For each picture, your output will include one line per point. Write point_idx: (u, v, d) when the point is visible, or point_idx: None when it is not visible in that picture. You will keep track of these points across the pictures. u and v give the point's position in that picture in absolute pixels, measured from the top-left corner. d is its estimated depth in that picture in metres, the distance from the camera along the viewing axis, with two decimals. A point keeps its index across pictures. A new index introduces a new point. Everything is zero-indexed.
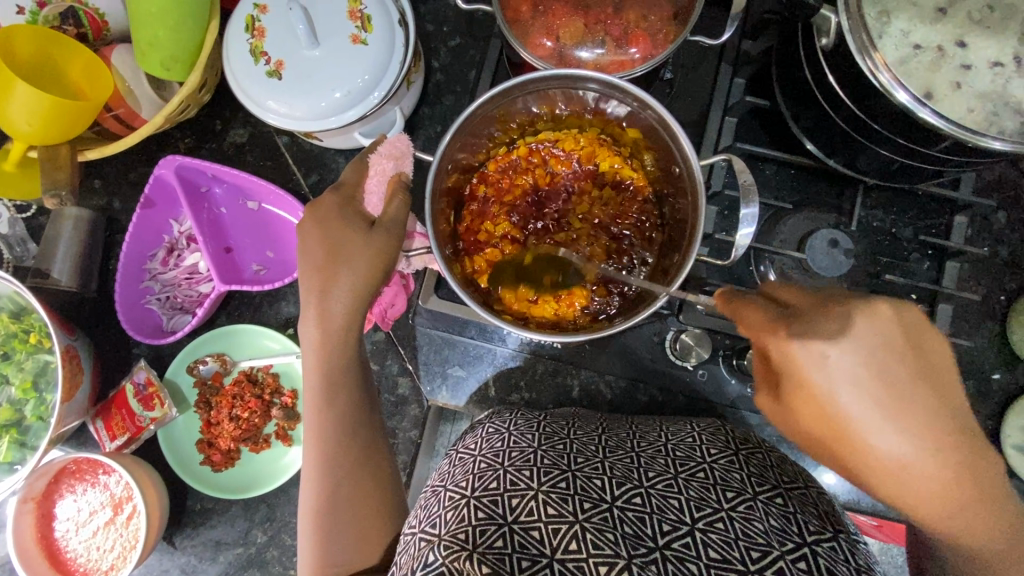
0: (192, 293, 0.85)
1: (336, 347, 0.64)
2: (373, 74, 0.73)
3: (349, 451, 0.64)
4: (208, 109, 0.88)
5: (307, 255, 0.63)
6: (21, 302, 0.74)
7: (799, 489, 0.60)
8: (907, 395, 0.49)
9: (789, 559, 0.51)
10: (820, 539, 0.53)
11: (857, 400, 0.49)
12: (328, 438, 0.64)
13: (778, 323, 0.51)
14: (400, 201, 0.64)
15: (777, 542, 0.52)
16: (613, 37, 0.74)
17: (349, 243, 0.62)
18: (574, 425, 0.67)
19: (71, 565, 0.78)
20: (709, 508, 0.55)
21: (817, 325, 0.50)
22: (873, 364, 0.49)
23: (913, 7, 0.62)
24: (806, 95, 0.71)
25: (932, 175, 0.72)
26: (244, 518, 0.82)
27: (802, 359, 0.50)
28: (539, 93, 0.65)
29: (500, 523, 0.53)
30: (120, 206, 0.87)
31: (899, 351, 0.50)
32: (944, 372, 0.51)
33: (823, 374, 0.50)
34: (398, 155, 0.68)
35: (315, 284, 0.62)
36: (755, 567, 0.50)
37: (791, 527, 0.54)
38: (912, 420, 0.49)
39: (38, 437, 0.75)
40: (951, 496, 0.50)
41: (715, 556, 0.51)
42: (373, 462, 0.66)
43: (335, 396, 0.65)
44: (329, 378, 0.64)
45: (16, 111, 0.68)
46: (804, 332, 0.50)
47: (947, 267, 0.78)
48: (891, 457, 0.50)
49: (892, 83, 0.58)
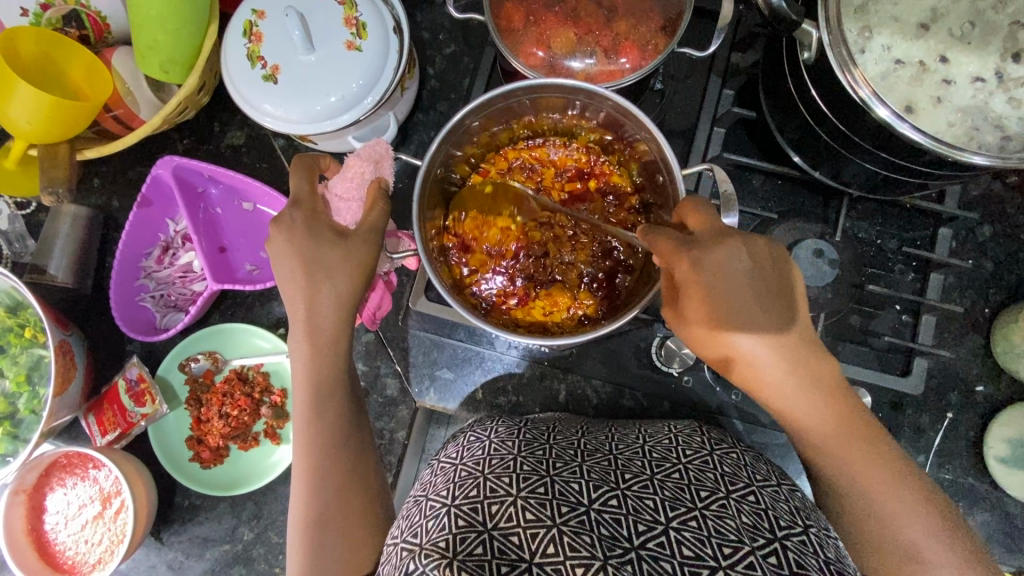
0: (186, 291, 0.86)
1: (324, 350, 0.65)
2: (367, 80, 0.74)
3: (336, 454, 0.65)
4: (207, 112, 0.90)
5: (285, 265, 0.63)
6: (18, 297, 0.76)
7: (771, 486, 0.60)
8: (772, 309, 0.58)
9: (759, 554, 0.51)
10: (790, 533, 0.54)
11: (741, 322, 0.57)
12: (312, 441, 0.64)
13: (682, 247, 0.57)
14: (381, 206, 0.66)
15: (749, 538, 0.53)
16: (603, 48, 0.75)
17: (330, 252, 0.63)
18: (555, 430, 0.68)
19: (60, 558, 0.78)
20: (683, 507, 0.55)
21: (709, 246, 0.57)
22: (753, 282, 0.57)
23: (895, 22, 0.63)
24: (790, 107, 0.72)
25: (917, 187, 0.72)
26: (231, 515, 0.83)
27: (694, 270, 0.57)
28: (527, 100, 0.66)
29: (480, 531, 0.54)
30: (117, 205, 0.88)
31: (767, 275, 0.58)
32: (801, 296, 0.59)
33: (708, 288, 0.57)
34: (377, 158, 0.70)
35: (299, 292, 0.63)
36: (727, 562, 0.51)
37: (762, 523, 0.54)
38: (773, 333, 0.58)
39: (30, 430, 0.76)
40: (809, 397, 0.58)
41: (688, 554, 0.51)
42: (360, 468, 0.66)
43: (323, 399, 0.65)
44: (313, 380, 0.65)
45: (17, 111, 0.69)
46: (702, 251, 0.57)
47: (931, 279, 0.79)
48: (757, 360, 0.58)
49: (871, 98, 0.60)
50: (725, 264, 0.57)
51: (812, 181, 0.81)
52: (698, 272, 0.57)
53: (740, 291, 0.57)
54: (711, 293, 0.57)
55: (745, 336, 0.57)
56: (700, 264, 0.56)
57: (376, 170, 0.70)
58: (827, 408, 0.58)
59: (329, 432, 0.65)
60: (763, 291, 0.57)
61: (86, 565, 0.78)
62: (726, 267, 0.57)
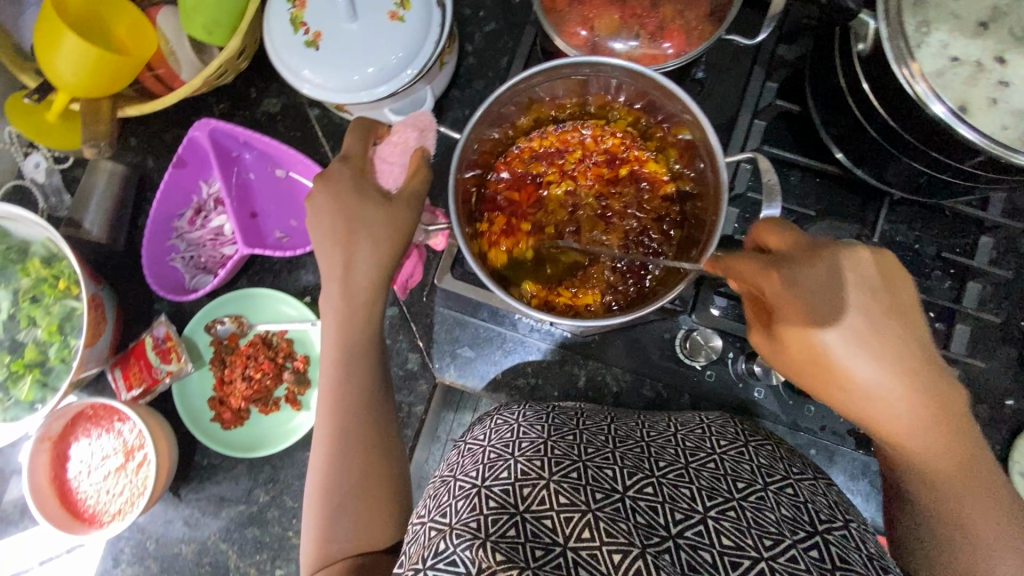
0: (216, 254, 0.87)
1: (358, 319, 0.66)
2: (408, 52, 0.74)
3: (362, 421, 0.66)
4: (244, 77, 0.90)
5: (326, 225, 0.64)
6: (54, 248, 0.77)
7: (807, 479, 0.62)
8: (887, 331, 0.55)
9: (801, 547, 0.53)
10: (831, 527, 0.56)
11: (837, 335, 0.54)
12: (342, 405, 0.65)
13: (769, 266, 0.55)
14: (424, 173, 0.66)
15: (790, 531, 0.54)
16: (648, 31, 0.74)
17: (371, 213, 0.64)
18: (583, 415, 0.69)
19: (81, 506, 0.80)
20: (721, 498, 0.57)
21: (801, 266, 0.54)
22: (852, 300, 0.55)
23: (954, 19, 0.61)
24: (839, 102, 0.71)
25: (960, 191, 0.71)
26: (248, 476, 0.84)
27: (788, 289, 0.54)
28: (568, 79, 0.66)
29: (512, 513, 0.54)
30: (153, 165, 0.89)
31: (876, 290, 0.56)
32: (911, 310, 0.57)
33: (813, 308, 0.55)
34: (421, 127, 0.69)
35: (338, 254, 0.64)
36: (769, 554, 0.52)
37: (802, 516, 0.56)
38: (876, 352, 0.55)
39: (60, 378, 0.78)
40: (913, 420, 0.56)
41: (728, 544, 0.52)
42: (383, 436, 0.67)
43: (353, 365, 0.66)
44: (349, 346, 0.66)
45: (63, 62, 0.70)
46: (798, 271, 0.54)
47: (968, 288, 0.77)
48: (859, 378, 0.56)
49: (928, 94, 0.58)
50: (824, 280, 0.55)
51: (852, 180, 0.79)
52: (796, 295, 0.54)
53: (836, 308, 0.55)
54: (814, 311, 0.55)
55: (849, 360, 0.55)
56: (793, 283, 0.54)
57: (419, 138, 0.69)
58: (931, 430, 0.56)
59: (360, 398, 0.66)
60: (863, 307, 0.55)
61: (105, 515, 0.80)
62: (823, 284, 0.55)
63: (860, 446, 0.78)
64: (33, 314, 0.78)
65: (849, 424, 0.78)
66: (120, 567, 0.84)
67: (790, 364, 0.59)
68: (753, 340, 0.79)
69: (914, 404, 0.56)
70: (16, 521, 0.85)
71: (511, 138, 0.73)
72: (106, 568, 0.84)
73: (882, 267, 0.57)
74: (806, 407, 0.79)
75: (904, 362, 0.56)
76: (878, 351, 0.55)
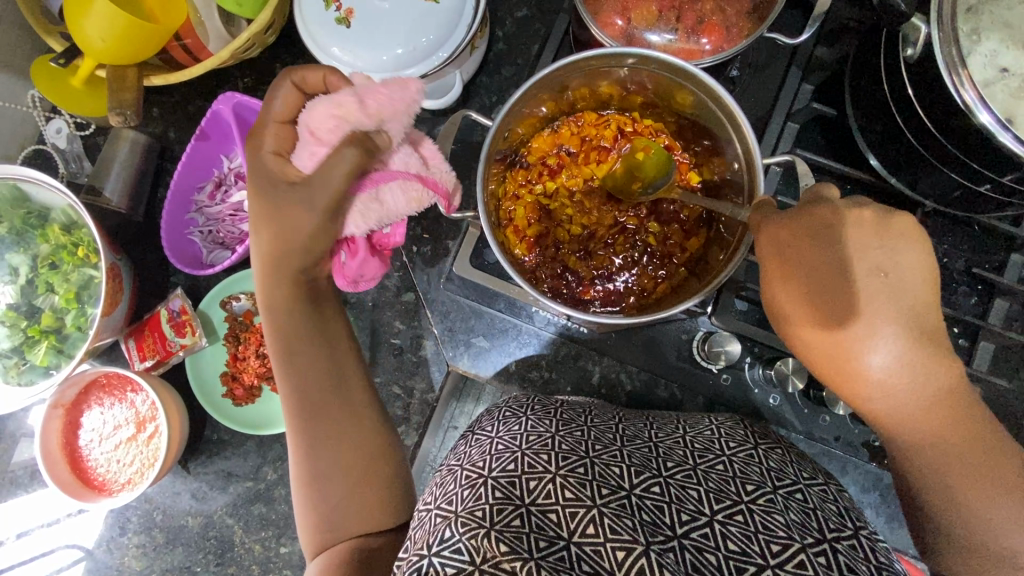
0: (234, 230, 0.86)
1: (289, 313, 0.65)
2: (439, 34, 0.72)
3: (324, 410, 0.64)
4: (270, 52, 0.89)
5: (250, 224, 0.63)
6: (74, 216, 0.77)
7: (818, 485, 0.61)
8: (880, 298, 0.57)
9: (810, 552, 0.52)
10: (840, 537, 0.55)
11: (845, 308, 0.57)
12: (296, 399, 0.64)
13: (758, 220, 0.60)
14: (347, 150, 0.56)
15: (800, 535, 0.53)
16: (685, 25, 0.72)
17: (281, 212, 0.60)
18: (592, 412, 0.68)
19: (90, 474, 0.80)
20: (729, 501, 0.56)
21: (787, 221, 0.59)
22: (859, 269, 0.57)
23: (1007, 28, 0.59)
24: (881, 109, 0.69)
25: (997, 208, 0.69)
26: (257, 454, 0.84)
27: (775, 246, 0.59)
28: (610, 68, 0.64)
29: (518, 505, 0.54)
30: (174, 137, 0.88)
31: (874, 256, 0.57)
32: (909, 279, 0.58)
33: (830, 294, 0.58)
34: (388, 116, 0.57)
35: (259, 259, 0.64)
36: (775, 561, 0.51)
37: (812, 523, 0.55)
38: (883, 316, 0.57)
39: (75, 346, 0.78)
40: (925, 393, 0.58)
41: (734, 549, 0.52)
42: (345, 428, 0.64)
43: (297, 350, 0.65)
44: (281, 336, 0.65)
45: (91, 27, 0.69)
46: (783, 225, 0.59)
47: (995, 304, 0.75)
48: (863, 347, 0.57)
49: (976, 103, 0.57)
50: (833, 255, 0.58)
51: (883, 189, 0.78)
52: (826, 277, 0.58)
53: (839, 279, 0.58)
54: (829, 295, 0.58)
55: (857, 328, 0.57)
56: (777, 239, 0.59)
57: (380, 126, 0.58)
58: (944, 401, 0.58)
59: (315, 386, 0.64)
60: (856, 269, 0.57)
61: (115, 484, 0.80)
62: (823, 250, 0.58)
63: (874, 458, 0.77)
64: (51, 281, 0.77)
65: (864, 436, 0.77)
66: (127, 535, 0.85)
67: (798, 347, 0.62)
68: (772, 346, 0.78)
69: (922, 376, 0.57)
70: (26, 484, 0.85)
71: (543, 118, 0.71)
72: (112, 535, 0.85)
73: (900, 236, 0.58)
74: (822, 416, 0.78)
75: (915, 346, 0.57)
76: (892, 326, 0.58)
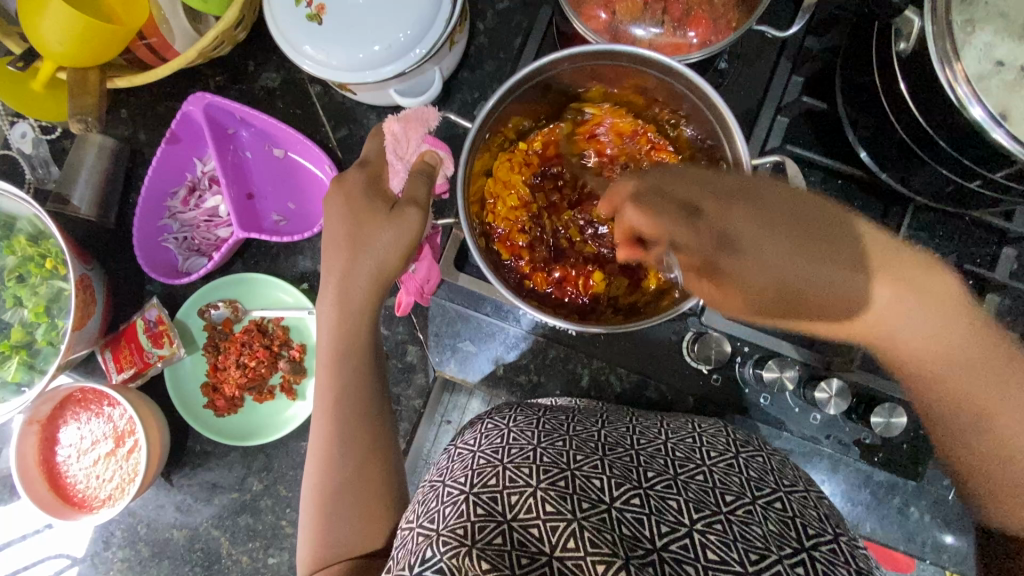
0: (210, 236, 0.84)
1: (354, 322, 0.64)
2: (416, 30, 0.69)
3: (358, 426, 0.63)
4: (242, 49, 0.85)
5: (333, 233, 0.63)
6: (40, 226, 0.74)
7: (798, 492, 0.60)
8: (819, 242, 0.49)
9: (786, 563, 0.51)
10: (819, 542, 0.54)
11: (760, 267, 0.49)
12: (335, 407, 0.63)
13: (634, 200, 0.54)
14: (422, 181, 0.64)
15: (776, 547, 0.52)
16: (672, 18, 0.70)
17: (371, 219, 0.62)
18: (574, 421, 0.66)
19: (70, 490, 0.78)
20: (708, 510, 0.55)
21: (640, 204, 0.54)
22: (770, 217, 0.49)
23: (1002, 19, 0.57)
24: (872, 103, 0.67)
25: (991, 204, 0.68)
26: (241, 464, 0.83)
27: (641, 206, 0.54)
28: (585, 68, 0.61)
29: (499, 522, 0.52)
30: (144, 139, 0.85)
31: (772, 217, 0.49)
32: (803, 212, 0.50)
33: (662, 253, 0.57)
34: (409, 117, 0.66)
35: (339, 258, 0.62)
36: (753, 569, 0.50)
37: (789, 532, 0.54)
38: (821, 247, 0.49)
39: (47, 361, 0.75)
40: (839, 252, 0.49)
41: (713, 558, 0.51)
42: (378, 446, 0.64)
43: (344, 360, 0.64)
44: (339, 342, 0.65)
45: (48, 28, 0.66)
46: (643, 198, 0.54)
47: (986, 300, 0.75)
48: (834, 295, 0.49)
49: (969, 97, 0.55)
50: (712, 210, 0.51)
51: (874, 183, 0.77)
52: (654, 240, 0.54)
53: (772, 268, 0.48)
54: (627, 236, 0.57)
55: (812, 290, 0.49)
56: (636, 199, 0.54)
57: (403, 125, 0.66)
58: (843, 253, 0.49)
59: (350, 400, 0.64)
60: (773, 219, 0.49)
61: (95, 500, 0.78)
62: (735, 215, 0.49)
63: (864, 456, 0.77)
64: (19, 294, 0.75)
65: (855, 435, 0.77)
66: (111, 549, 0.83)
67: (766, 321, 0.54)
68: (762, 346, 0.77)
69: (783, 232, 0.49)
70: (5, 498, 0.83)
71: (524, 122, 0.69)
72: (96, 550, 0.83)
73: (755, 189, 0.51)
74: (814, 415, 0.77)
75: (763, 209, 0.50)
76: (737, 208, 0.50)
